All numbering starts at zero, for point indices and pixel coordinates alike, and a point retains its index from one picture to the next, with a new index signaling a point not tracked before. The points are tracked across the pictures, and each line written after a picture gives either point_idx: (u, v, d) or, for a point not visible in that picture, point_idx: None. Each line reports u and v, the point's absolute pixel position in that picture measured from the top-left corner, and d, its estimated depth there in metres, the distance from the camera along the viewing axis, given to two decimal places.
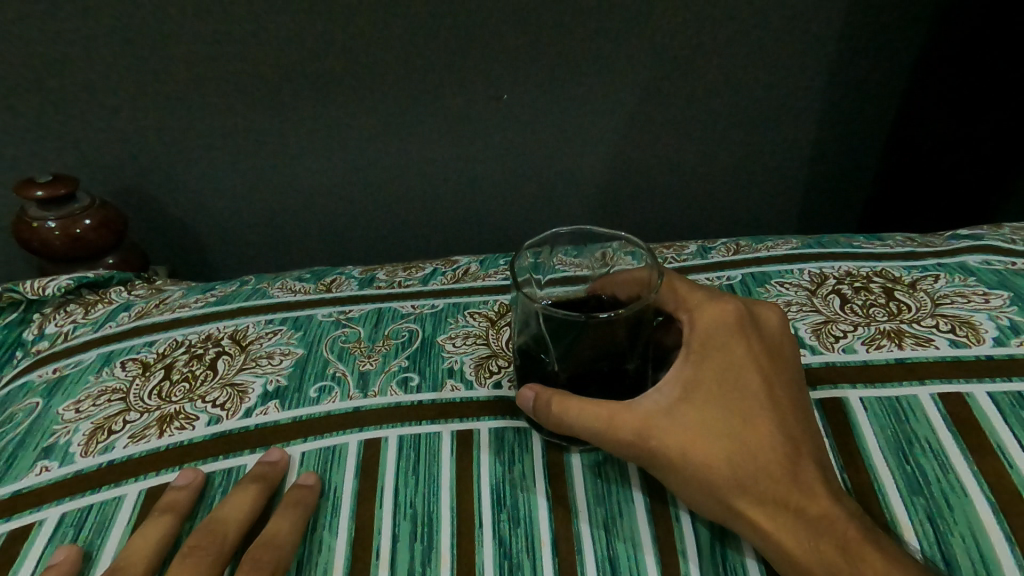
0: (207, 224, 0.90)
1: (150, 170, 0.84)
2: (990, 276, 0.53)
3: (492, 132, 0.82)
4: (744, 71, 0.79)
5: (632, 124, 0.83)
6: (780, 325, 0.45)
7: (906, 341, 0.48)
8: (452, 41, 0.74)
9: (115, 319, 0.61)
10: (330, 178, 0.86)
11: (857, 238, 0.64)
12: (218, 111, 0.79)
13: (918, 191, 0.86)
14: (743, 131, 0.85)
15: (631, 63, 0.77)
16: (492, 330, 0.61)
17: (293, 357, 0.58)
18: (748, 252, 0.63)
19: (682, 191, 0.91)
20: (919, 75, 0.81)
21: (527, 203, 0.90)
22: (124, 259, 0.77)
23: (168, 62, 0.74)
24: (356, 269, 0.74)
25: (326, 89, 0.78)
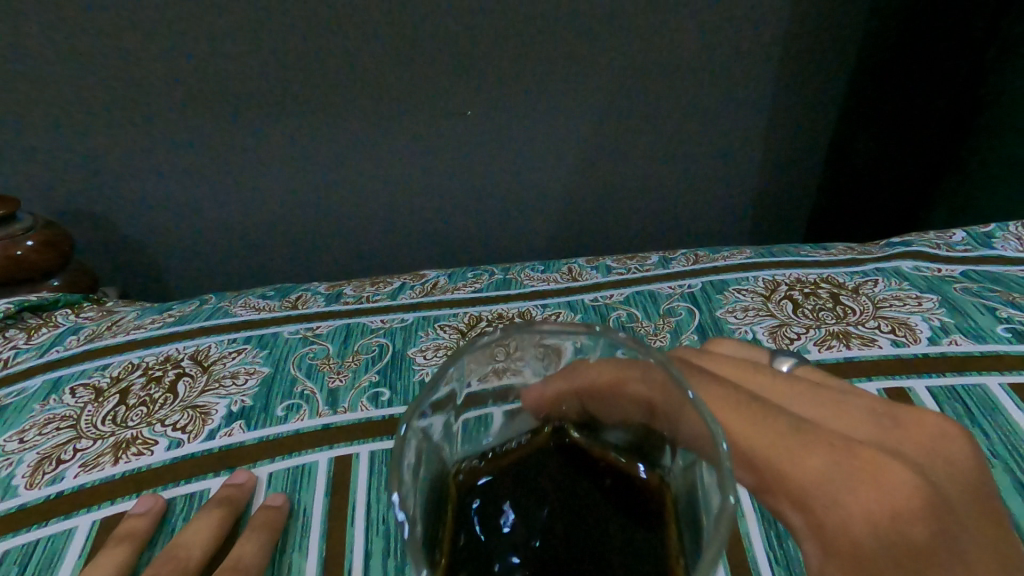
0: (157, 238, 0.86)
1: (97, 193, 0.81)
2: (922, 282, 0.57)
3: (453, 145, 0.83)
4: (693, 96, 0.83)
5: (591, 146, 0.86)
6: (949, 475, 0.24)
7: (852, 341, 0.54)
8: (408, 64, 0.75)
9: (61, 344, 0.57)
10: (292, 198, 0.85)
11: (804, 247, 0.68)
12: (165, 123, 0.76)
13: (852, 205, 0.91)
14: (697, 152, 0.89)
15: (584, 89, 0.80)
16: (463, 340, 0.62)
17: (258, 377, 0.56)
18: (704, 261, 0.70)
19: (644, 208, 0.95)
20: (859, 90, 0.82)
21: (493, 219, 0.92)
22: (72, 280, 0.74)
23: (108, 65, 0.70)
24: (322, 285, 0.73)
25: (280, 103, 0.76)
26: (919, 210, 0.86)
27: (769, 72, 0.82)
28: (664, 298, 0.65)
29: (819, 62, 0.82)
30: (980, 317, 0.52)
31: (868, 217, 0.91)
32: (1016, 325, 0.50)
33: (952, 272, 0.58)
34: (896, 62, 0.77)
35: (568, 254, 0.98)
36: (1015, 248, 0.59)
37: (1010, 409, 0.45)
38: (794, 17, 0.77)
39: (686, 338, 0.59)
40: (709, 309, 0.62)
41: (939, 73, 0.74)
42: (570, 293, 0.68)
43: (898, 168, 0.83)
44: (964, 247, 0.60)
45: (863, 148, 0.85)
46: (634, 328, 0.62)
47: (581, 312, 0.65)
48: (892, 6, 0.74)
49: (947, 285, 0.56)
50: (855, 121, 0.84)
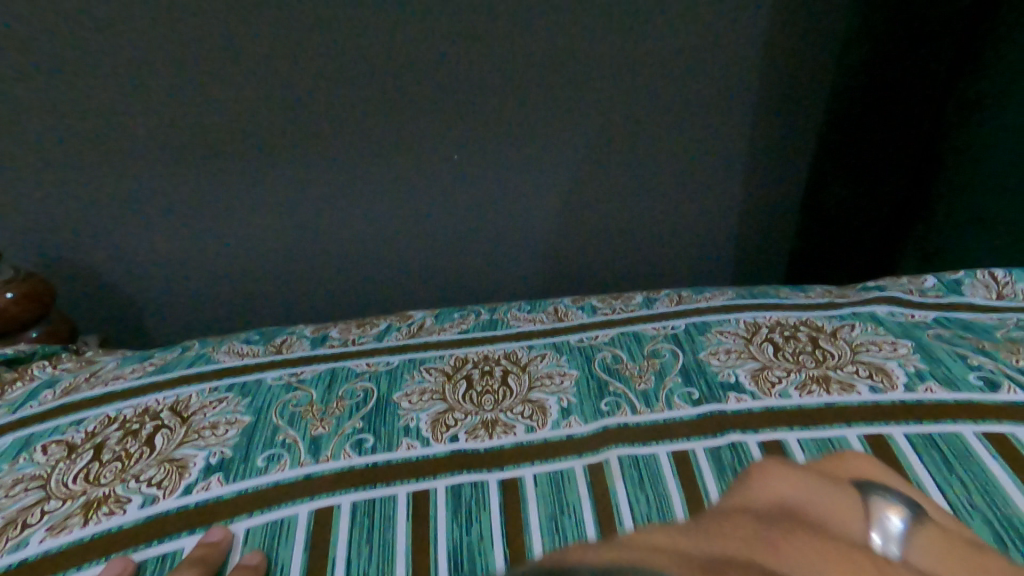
0: (140, 280, 0.86)
1: (82, 240, 0.81)
2: (895, 327, 0.59)
3: (440, 188, 0.84)
4: (674, 141, 0.86)
5: (575, 190, 0.88)
6: None
7: (831, 386, 0.54)
8: (394, 112, 0.77)
9: (35, 398, 0.56)
10: (280, 240, 0.86)
11: (784, 289, 0.70)
12: (154, 171, 0.77)
13: (830, 250, 0.89)
14: (680, 194, 0.91)
15: (567, 136, 0.82)
16: (448, 384, 0.62)
17: (239, 427, 0.55)
18: (687, 302, 0.71)
19: (630, 247, 0.96)
20: (832, 141, 0.79)
21: (481, 259, 0.93)
22: (51, 331, 0.72)
23: (100, 119, 0.72)
24: (308, 327, 0.72)
25: (269, 149, 0.78)
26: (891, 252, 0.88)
27: (746, 116, 0.85)
28: (648, 339, 0.66)
29: (793, 106, 0.85)
30: (952, 364, 0.53)
31: (846, 261, 0.89)
32: (988, 373, 0.51)
33: (924, 318, 0.59)
34: (866, 115, 0.75)
35: (554, 292, 0.99)
36: (982, 295, 0.61)
37: (986, 459, 0.45)
38: (765, 66, 0.81)
39: (670, 382, 0.60)
40: (692, 350, 0.63)
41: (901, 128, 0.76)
42: (555, 335, 0.69)
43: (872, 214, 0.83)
44: (935, 293, 0.62)
45: (840, 197, 0.83)
46: (619, 371, 0.62)
47: (567, 354, 0.66)
48: (856, 66, 0.73)
49: (920, 331, 0.58)
50: (830, 172, 0.82)
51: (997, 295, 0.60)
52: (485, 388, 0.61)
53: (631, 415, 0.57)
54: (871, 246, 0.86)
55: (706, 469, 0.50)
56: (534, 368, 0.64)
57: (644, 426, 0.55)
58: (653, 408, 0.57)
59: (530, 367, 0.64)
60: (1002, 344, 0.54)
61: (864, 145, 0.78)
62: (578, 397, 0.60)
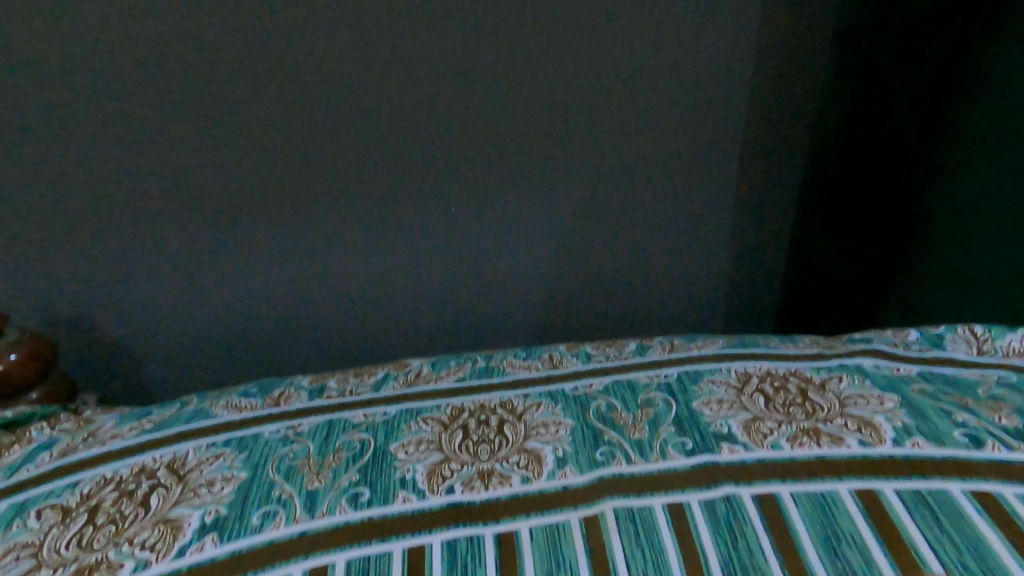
0: (138, 329, 0.86)
1: (86, 299, 0.82)
2: (881, 380, 0.60)
3: (438, 241, 0.87)
4: (664, 195, 0.89)
5: (569, 242, 0.90)
6: None
7: (822, 439, 0.55)
8: (394, 170, 0.80)
9: (32, 461, 0.56)
10: (282, 292, 0.88)
11: (774, 339, 0.72)
12: (161, 232, 0.79)
13: (818, 300, 0.92)
14: (672, 244, 0.94)
15: (560, 191, 0.86)
16: (445, 434, 0.62)
17: (235, 483, 0.55)
18: (680, 350, 0.73)
19: (625, 295, 0.98)
20: (814, 197, 0.85)
21: (479, 308, 0.95)
22: (51, 391, 0.73)
23: (111, 187, 0.75)
24: (305, 378, 0.73)
25: (273, 207, 0.81)
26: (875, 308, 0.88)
27: (733, 166, 0.88)
28: (642, 388, 0.67)
29: (776, 156, 0.88)
30: (937, 419, 0.54)
31: (834, 313, 0.90)
32: (972, 430, 0.52)
33: (909, 372, 0.61)
34: (841, 174, 0.80)
35: (549, 338, 1.00)
36: (965, 350, 0.62)
37: (976, 519, 0.46)
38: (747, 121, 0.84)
39: (664, 432, 0.60)
40: (685, 400, 0.64)
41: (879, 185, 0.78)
42: (551, 383, 0.70)
43: (858, 266, 0.85)
44: (918, 346, 0.64)
45: (822, 250, 0.88)
46: (614, 420, 0.63)
47: (562, 402, 0.66)
48: (830, 131, 0.79)
49: (905, 385, 0.59)
50: (812, 225, 0.87)
51: (978, 351, 0.62)
52: (481, 438, 0.61)
53: (626, 466, 0.57)
54: (860, 300, 0.88)
55: (702, 525, 0.50)
56: (529, 418, 0.64)
57: (639, 477, 0.55)
58: (648, 458, 0.57)
59: (526, 416, 0.65)
60: (984, 402, 0.55)
61: (841, 200, 0.81)
62: (574, 446, 0.60)
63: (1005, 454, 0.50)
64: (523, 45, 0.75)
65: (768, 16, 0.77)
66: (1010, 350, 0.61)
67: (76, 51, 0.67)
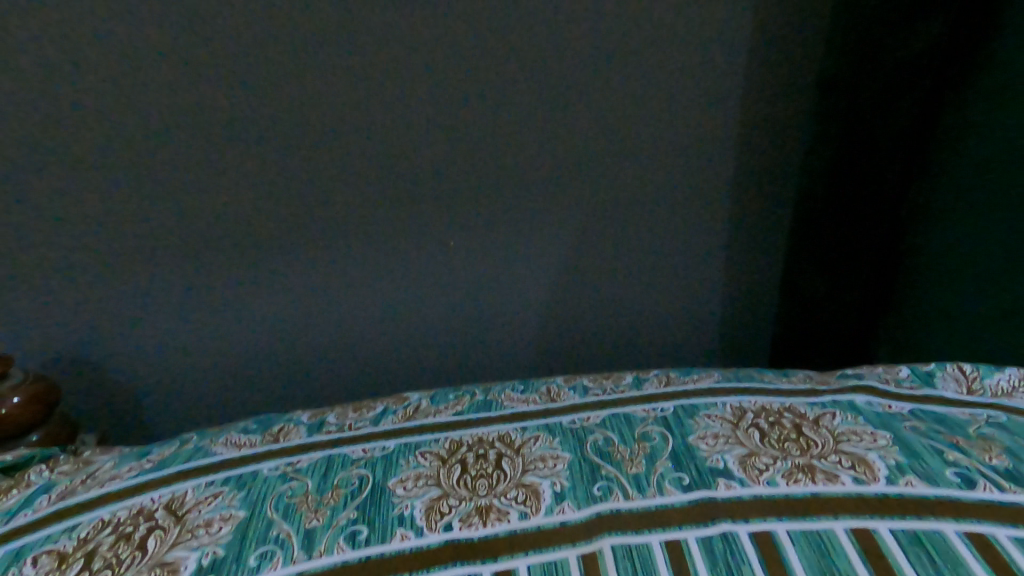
0: (147, 369, 0.90)
1: (101, 341, 0.87)
2: (874, 417, 0.61)
3: (436, 279, 0.91)
4: (654, 233, 0.93)
5: (562, 279, 0.94)
6: None
7: (817, 476, 0.55)
8: (395, 213, 0.85)
9: (30, 506, 0.56)
10: (285, 329, 0.91)
11: (768, 373, 0.75)
12: (174, 276, 0.84)
13: (807, 337, 0.93)
14: (663, 280, 0.97)
15: (553, 229, 0.90)
16: (443, 469, 0.62)
17: (232, 523, 0.55)
18: (675, 384, 0.74)
19: (619, 329, 1.01)
20: (802, 235, 0.85)
21: (476, 343, 0.98)
22: (52, 433, 0.74)
23: (132, 238, 0.81)
24: (304, 414, 0.74)
25: (280, 249, 0.85)
26: (865, 341, 0.90)
27: (725, 198, 0.91)
28: (639, 422, 0.67)
29: (765, 190, 0.91)
30: (930, 458, 0.55)
31: (824, 348, 0.91)
32: (964, 470, 0.53)
33: (900, 409, 0.62)
34: (830, 212, 0.81)
35: (545, 372, 1.03)
36: (955, 389, 0.64)
37: (971, 563, 0.45)
38: (732, 160, 0.88)
39: (661, 466, 0.60)
40: (682, 434, 0.64)
41: (865, 222, 0.80)
42: (548, 416, 0.71)
43: (846, 302, 0.86)
44: (910, 384, 0.65)
45: (812, 287, 0.88)
46: (612, 454, 0.63)
47: (560, 436, 0.67)
48: (817, 171, 0.80)
49: (898, 423, 0.60)
50: (801, 263, 0.88)
51: (968, 390, 0.63)
52: (479, 472, 0.61)
53: (623, 501, 0.57)
54: (850, 333, 0.89)
55: (702, 565, 0.49)
56: (527, 451, 0.64)
57: (637, 513, 0.55)
58: (645, 493, 0.57)
59: (523, 449, 0.65)
60: (975, 442, 0.56)
61: (829, 237, 0.83)
62: (571, 481, 0.60)
63: (998, 495, 0.50)
64: (523, 91, 0.79)
65: (756, 60, 0.81)
66: (1000, 389, 0.62)
67: (109, 99, 0.72)
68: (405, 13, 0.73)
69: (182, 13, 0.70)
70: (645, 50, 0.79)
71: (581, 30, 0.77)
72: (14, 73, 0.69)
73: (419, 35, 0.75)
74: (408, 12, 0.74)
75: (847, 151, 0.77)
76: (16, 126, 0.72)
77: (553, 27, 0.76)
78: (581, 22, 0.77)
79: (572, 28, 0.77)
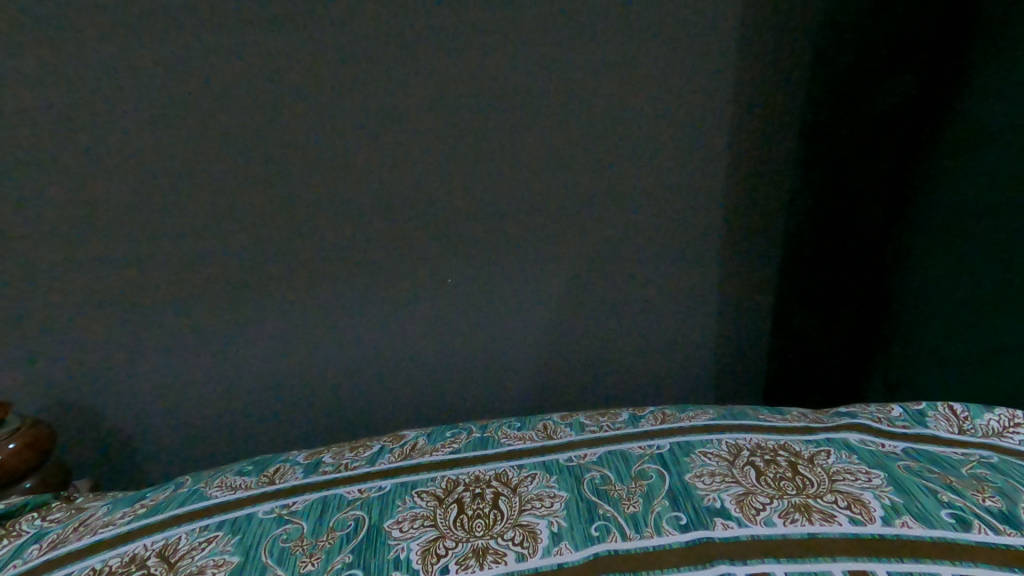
0: (152, 408, 0.94)
1: (107, 384, 0.90)
2: (868, 456, 0.62)
3: (430, 319, 0.97)
4: (637, 274, 0.98)
5: (550, 317, 1.00)
6: None
7: (814, 515, 0.55)
8: (393, 257, 0.91)
9: (20, 556, 0.56)
10: (287, 367, 0.95)
11: (762, 411, 0.75)
12: (180, 320, 0.89)
13: (801, 372, 0.96)
14: (648, 316, 1.02)
15: (540, 272, 0.96)
16: (440, 509, 0.61)
17: (225, 569, 0.54)
18: (671, 421, 0.75)
19: (607, 364, 1.05)
20: (794, 272, 0.90)
21: (469, 378, 1.02)
22: (44, 480, 0.74)
23: (143, 287, 0.86)
24: (301, 454, 0.75)
25: (283, 292, 0.91)
26: (855, 377, 0.92)
27: (710, 236, 0.96)
28: (636, 458, 0.68)
29: (745, 229, 0.96)
30: (925, 498, 0.55)
31: (818, 382, 0.94)
32: (958, 511, 0.53)
33: (893, 448, 0.62)
34: (821, 251, 0.85)
35: (537, 406, 1.07)
36: (946, 428, 0.64)
37: None
38: (711, 204, 0.94)
39: (657, 505, 0.60)
40: (678, 471, 0.64)
41: (853, 260, 0.83)
42: (545, 453, 0.71)
43: (837, 337, 0.89)
44: (903, 424, 0.66)
45: (805, 322, 0.91)
46: (608, 492, 0.63)
47: (556, 474, 0.66)
48: (805, 212, 0.85)
49: (891, 462, 0.60)
50: (793, 299, 0.92)
51: (958, 430, 0.64)
52: (476, 512, 0.60)
53: (621, 542, 0.56)
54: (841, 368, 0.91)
55: None
56: (524, 490, 0.64)
57: (634, 554, 0.55)
58: (642, 533, 0.57)
59: (520, 488, 0.64)
60: (968, 482, 0.56)
61: (820, 274, 0.86)
62: (569, 520, 0.59)
63: (993, 537, 0.50)
64: (513, 147, 0.87)
65: (734, 113, 0.88)
66: (990, 430, 0.63)
67: (127, 163, 0.79)
68: (411, 77, 0.80)
69: (207, 77, 0.76)
70: (621, 110, 0.86)
71: (570, 89, 0.84)
72: (46, 128, 0.75)
73: (423, 96, 0.82)
74: (400, 81, 0.81)
75: (834, 194, 0.81)
76: (38, 191, 0.77)
77: (545, 86, 0.84)
78: (571, 81, 0.84)
79: (562, 87, 0.84)
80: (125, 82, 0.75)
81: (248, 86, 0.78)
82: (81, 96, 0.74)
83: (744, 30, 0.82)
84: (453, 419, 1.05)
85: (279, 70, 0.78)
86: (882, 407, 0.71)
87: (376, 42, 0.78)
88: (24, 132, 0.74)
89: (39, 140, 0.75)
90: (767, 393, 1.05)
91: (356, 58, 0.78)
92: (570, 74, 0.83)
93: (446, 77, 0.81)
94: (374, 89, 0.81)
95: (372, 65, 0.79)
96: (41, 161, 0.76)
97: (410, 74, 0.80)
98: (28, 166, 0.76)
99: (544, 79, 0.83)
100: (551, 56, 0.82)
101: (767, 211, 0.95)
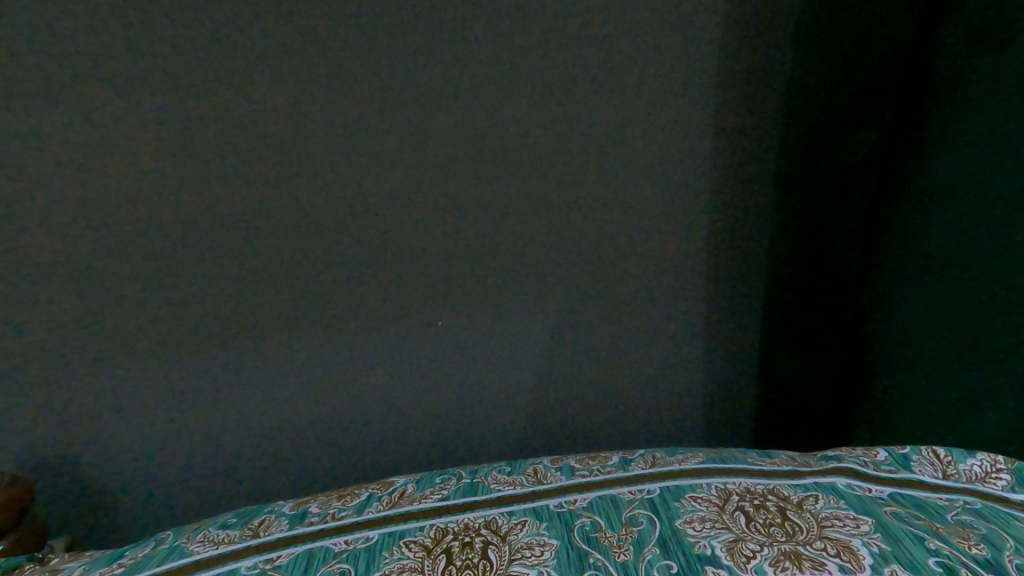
0: (134, 455, 0.92)
1: (88, 432, 0.89)
2: (855, 501, 0.62)
3: (418, 359, 0.97)
4: (624, 311, 1.00)
5: (539, 356, 1.00)
6: None
7: (804, 564, 0.54)
8: (383, 298, 0.92)
9: None
10: (274, 410, 0.95)
11: (751, 454, 0.76)
12: (166, 365, 0.89)
13: (789, 415, 0.96)
14: (637, 353, 1.03)
15: (529, 311, 0.97)
16: (427, 560, 0.60)
17: None
18: (661, 464, 0.75)
19: (597, 401, 1.05)
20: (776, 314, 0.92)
21: (458, 418, 1.02)
22: (18, 541, 0.72)
23: (130, 333, 0.86)
24: (287, 504, 0.73)
25: (271, 334, 0.91)
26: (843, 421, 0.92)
27: (697, 274, 0.98)
28: (626, 504, 0.67)
29: (729, 267, 0.98)
30: (913, 546, 0.55)
31: (808, 425, 0.94)
32: (946, 560, 0.53)
33: (880, 493, 0.63)
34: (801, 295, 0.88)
35: (528, 444, 1.06)
36: (931, 472, 0.65)
37: None
38: (694, 243, 0.96)
39: (648, 553, 0.59)
40: (668, 518, 0.64)
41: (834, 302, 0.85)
42: (535, 499, 0.70)
43: (824, 378, 0.90)
44: (889, 467, 0.67)
45: (789, 366, 0.93)
46: (599, 540, 0.62)
47: (547, 521, 0.66)
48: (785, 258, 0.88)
49: (879, 508, 0.60)
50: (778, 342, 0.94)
51: (943, 475, 0.65)
52: (464, 563, 0.59)
53: None
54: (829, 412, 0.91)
55: None
56: (514, 539, 0.63)
57: None
58: None
59: (510, 536, 0.63)
60: (954, 529, 0.57)
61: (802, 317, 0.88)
62: (559, 571, 0.58)
63: None
64: (499, 191, 0.90)
65: (712, 157, 0.91)
66: (973, 474, 0.63)
67: (120, 214, 0.80)
68: (399, 129, 0.84)
69: (202, 131, 0.79)
70: (604, 156, 0.90)
71: (556, 137, 0.88)
72: (46, 178, 0.76)
73: (411, 146, 0.85)
74: (389, 131, 0.84)
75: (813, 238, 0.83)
76: (28, 242, 0.78)
77: (531, 135, 0.87)
78: (558, 130, 0.88)
79: (548, 135, 0.88)
80: (126, 133, 0.77)
81: (242, 138, 0.81)
82: (82, 147, 0.76)
83: (718, 83, 0.87)
84: (443, 460, 1.04)
85: (273, 123, 0.81)
86: (868, 450, 0.72)
87: (368, 95, 0.82)
88: (17, 186, 0.76)
89: (36, 191, 0.77)
90: (757, 436, 1.05)
91: (350, 112, 0.82)
92: (555, 123, 0.87)
93: (437, 128, 0.85)
94: (366, 139, 0.84)
95: (362, 117, 0.83)
96: (37, 211, 0.77)
97: (401, 125, 0.84)
98: (24, 215, 0.77)
99: (531, 128, 0.87)
100: (536, 107, 0.86)
101: (750, 249, 0.98)
